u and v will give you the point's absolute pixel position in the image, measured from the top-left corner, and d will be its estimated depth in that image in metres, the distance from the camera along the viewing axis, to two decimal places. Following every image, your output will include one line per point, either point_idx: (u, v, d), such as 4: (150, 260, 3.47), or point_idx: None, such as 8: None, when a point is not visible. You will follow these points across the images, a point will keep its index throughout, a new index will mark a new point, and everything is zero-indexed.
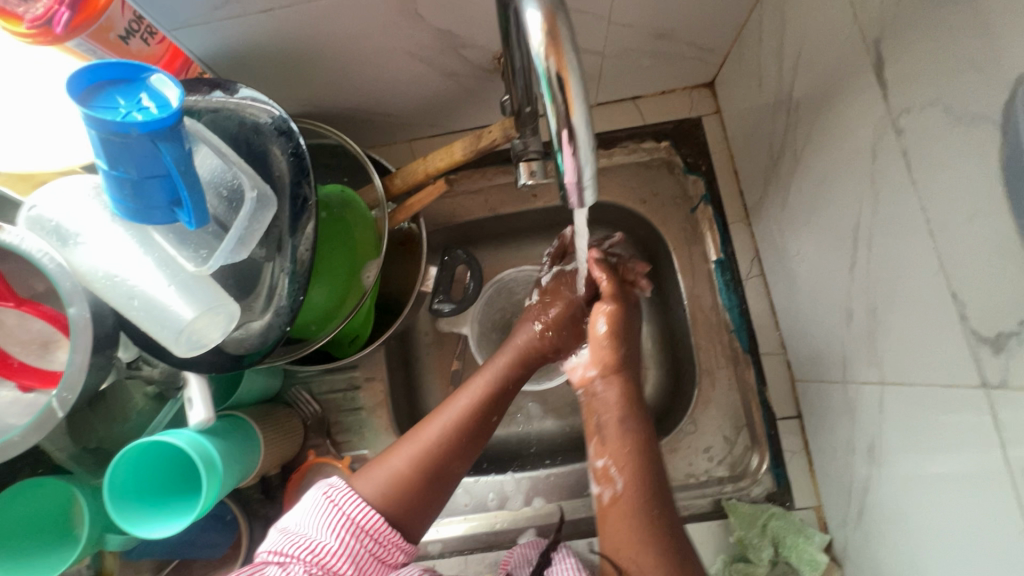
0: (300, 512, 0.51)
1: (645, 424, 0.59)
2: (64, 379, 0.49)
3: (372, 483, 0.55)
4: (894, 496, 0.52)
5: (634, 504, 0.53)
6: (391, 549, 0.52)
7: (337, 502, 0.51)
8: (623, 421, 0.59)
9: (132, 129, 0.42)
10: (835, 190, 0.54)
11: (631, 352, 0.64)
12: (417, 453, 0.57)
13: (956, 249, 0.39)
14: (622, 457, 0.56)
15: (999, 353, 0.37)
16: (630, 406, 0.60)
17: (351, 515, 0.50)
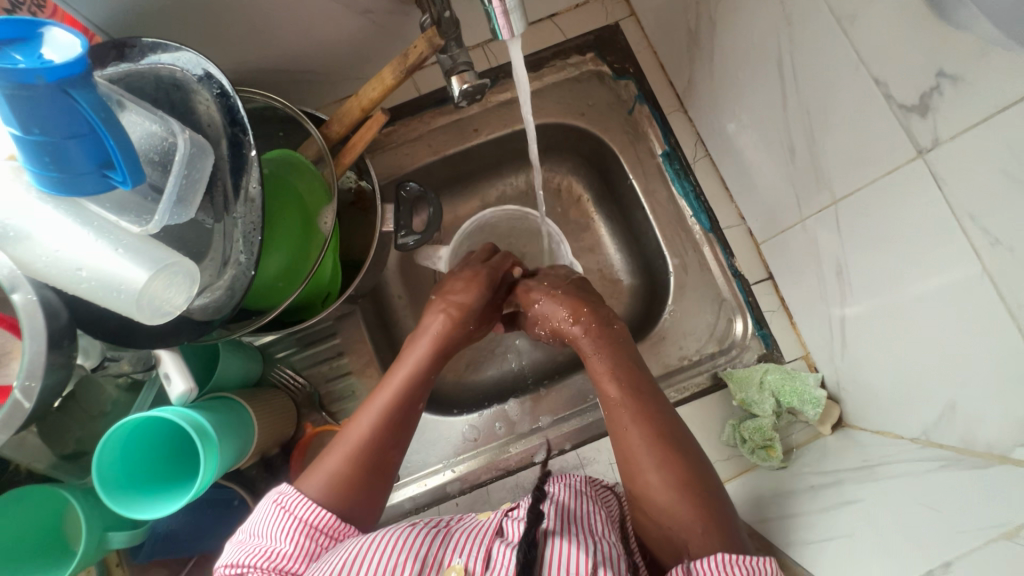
0: (254, 521, 0.49)
1: (660, 415, 0.57)
2: (23, 367, 0.46)
3: (311, 486, 0.52)
4: (868, 307, 0.55)
5: (669, 505, 0.51)
6: (348, 549, 0.49)
7: (289, 507, 0.49)
8: (633, 423, 0.56)
9: (37, 78, 0.40)
10: (755, 39, 0.57)
11: (619, 353, 0.62)
12: (353, 444, 0.55)
13: (870, 35, 0.42)
14: (644, 458, 0.54)
15: (927, 115, 0.40)
16: (637, 400, 0.57)
17: (304, 518, 0.48)
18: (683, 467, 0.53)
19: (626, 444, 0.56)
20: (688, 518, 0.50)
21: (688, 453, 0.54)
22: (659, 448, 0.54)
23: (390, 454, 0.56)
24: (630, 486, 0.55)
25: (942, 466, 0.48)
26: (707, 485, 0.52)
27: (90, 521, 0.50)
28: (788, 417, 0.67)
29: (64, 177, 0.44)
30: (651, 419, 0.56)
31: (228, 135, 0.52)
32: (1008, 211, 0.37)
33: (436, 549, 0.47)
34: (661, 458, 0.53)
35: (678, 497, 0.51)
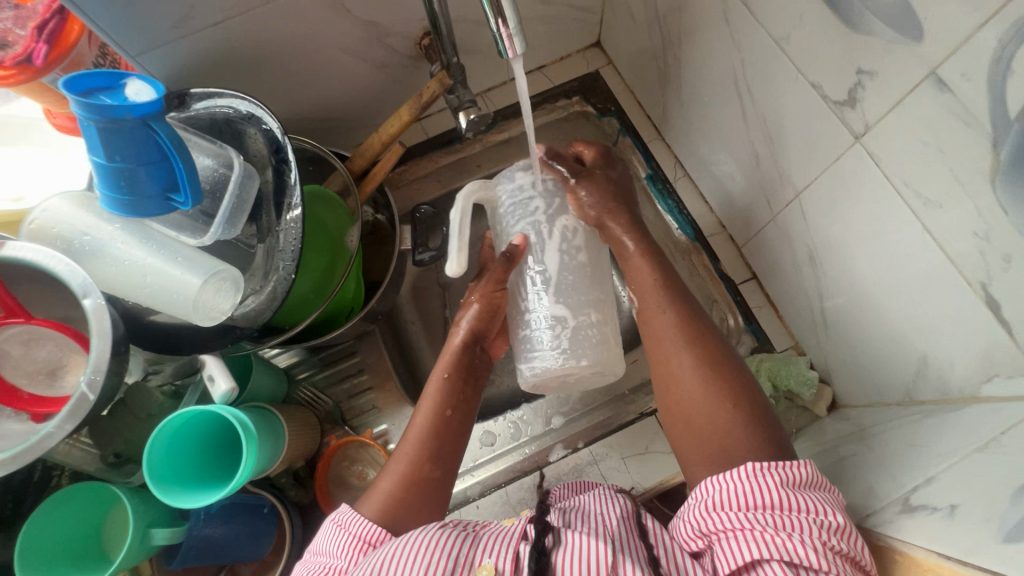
0: (320, 541, 0.52)
1: (688, 303, 0.60)
2: (90, 363, 0.51)
3: (370, 508, 0.54)
4: (838, 284, 0.62)
5: (691, 388, 0.54)
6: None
7: (346, 525, 0.51)
8: (661, 308, 0.59)
9: (126, 113, 0.49)
10: (714, 67, 0.67)
11: (659, 262, 0.63)
12: (406, 473, 0.56)
13: (802, 49, 0.52)
14: (667, 340, 0.57)
15: (856, 106, 0.49)
16: (664, 291, 0.60)
17: (361, 535, 0.50)
18: (709, 357, 0.55)
19: (655, 328, 0.59)
20: (712, 402, 0.53)
21: (725, 352, 0.56)
22: (684, 331, 0.57)
23: (430, 470, 0.56)
24: (654, 369, 0.58)
25: (926, 415, 0.52)
26: (729, 369, 0.54)
27: (138, 516, 0.53)
28: (785, 402, 0.72)
29: (135, 199, 0.52)
30: (681, 308, 0.59)
31: (273, 162, 0.60)
32: (931, 173, 0.44)
33: (466, 550, 0.46)
34: (686, 342, 0.56)
35: (700, 377, 0.54)
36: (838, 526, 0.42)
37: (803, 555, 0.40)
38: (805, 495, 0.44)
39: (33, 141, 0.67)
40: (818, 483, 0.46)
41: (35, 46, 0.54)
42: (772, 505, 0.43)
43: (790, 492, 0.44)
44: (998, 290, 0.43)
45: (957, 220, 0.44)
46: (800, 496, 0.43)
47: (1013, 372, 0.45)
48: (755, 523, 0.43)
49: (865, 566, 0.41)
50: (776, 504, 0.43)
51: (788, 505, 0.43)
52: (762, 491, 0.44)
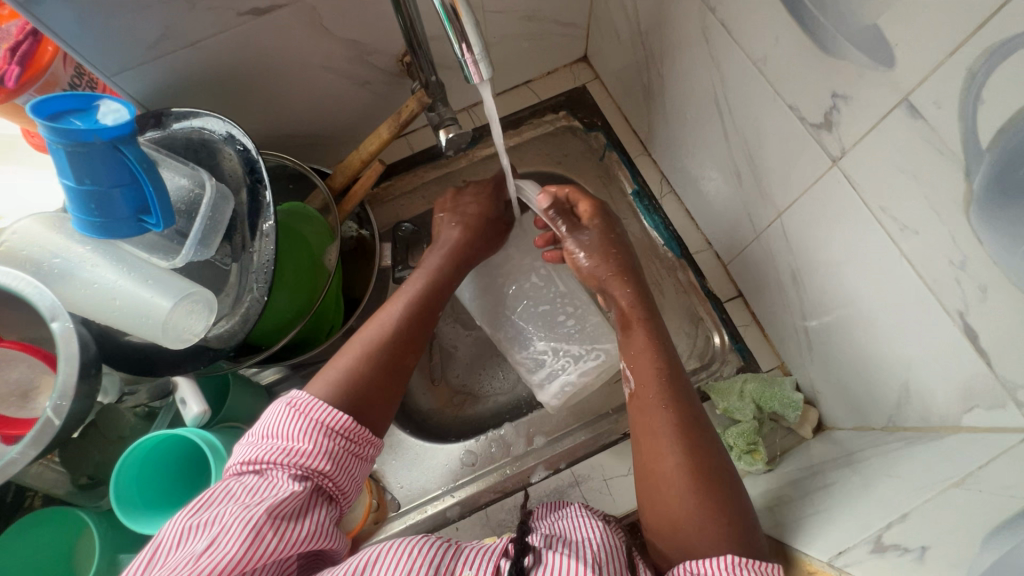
0: (267, 424, 0.52)
1: (690, 406, 0.58)
2: (56, 388, 0.50)
3: (339, 372, 0.59)
4: (821, 305, 0.61)
5: (676, 492, 0.52)
6: (363, 443, 0.54)
7: (304, 411, 0.52)
8: (662, 408, 0.58)
9: (94, 137, 0.48)
10: (696, 84, 0.66)
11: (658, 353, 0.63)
12: (378, 342, 0.62)
13: (778, 70, 0.51)
14: (661, 439, 0.56)
15: (832, 130, 0.48)
16: (667, 392, 0.59)
17: (319, 419, 0.52)
18: (703, 462, 0.53)
19: (649, 419, 0.58)
20: (695, 513, 0.51)
21: (717, 458, 0.54)
22: (681, 435, 0.55)
23: (408, 359, 0.63)
24: (643, 464, 0.56)
25: (908, 443, 0.51)
26: (720, 480, 0.53)
27: (104, 542, 0.53)
28: (770, 423, 0.70)
29: (105, 221, 0.51)
30: (682, 411, 0.57)
31: (247, 183, 0.59)
32: (907, 200, 0.43)
33: (445, 560, 0.45)
34: (679, 445, 0.55)
35: (688, 486, 0.52)
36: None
37: None
38: None
39: (13, 160, 0.67)
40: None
41: (8, 67, 0.54)
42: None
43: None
44: (976, 319, 0.42)
45: (933, 246, 0.43)
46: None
47: (992, 404, 0.43)
48: None
49: None
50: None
51: None
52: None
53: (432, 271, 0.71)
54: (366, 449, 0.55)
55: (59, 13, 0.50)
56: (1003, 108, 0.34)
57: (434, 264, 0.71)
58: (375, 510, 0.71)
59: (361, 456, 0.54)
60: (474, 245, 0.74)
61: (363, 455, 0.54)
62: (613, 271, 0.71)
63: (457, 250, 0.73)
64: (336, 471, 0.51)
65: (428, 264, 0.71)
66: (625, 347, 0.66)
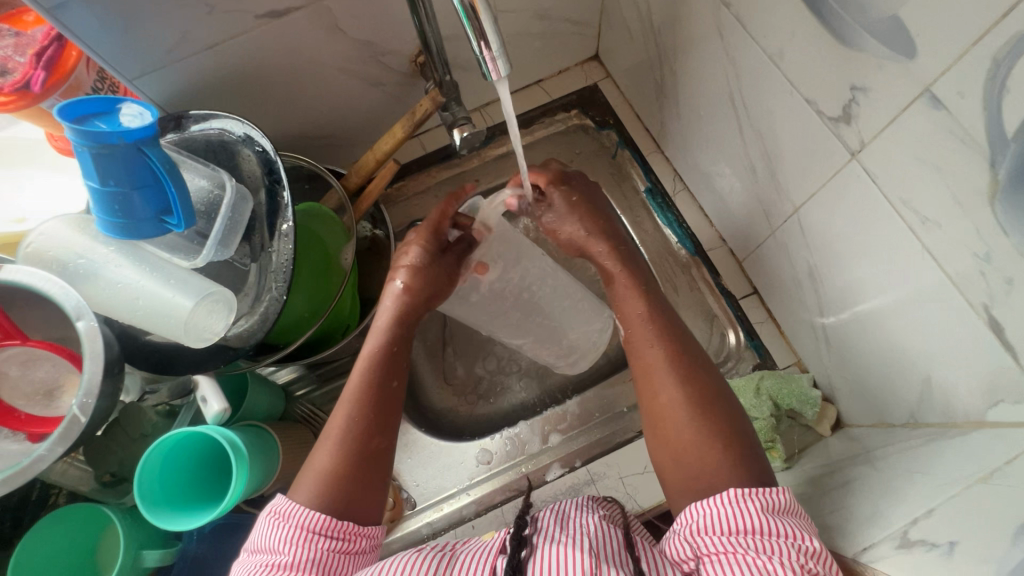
0: (255, 538, 0.50)
1: (683, 340, 0.60)
2: (82, 385, 0.51)
3: (304, 487, 0.54)
4: (839, 300, 0.60)
5: (680, 421, 0.54)
6: (353, 537, 0.51)
7: (285, 515, 0.50)
8: (655, 342, 0.60)
9: (119, 139, 0.49)
10: (710, 80, 0.66)
11: (653, 295, 0.64)
12: (345, 437, 0.56)
13: (795, 63, 0.51)
14: (659, 375, 0.58)
15: (851, 123, 0.47)
16: (662, 331, 0.60)
17: (302, 524, 0.49)
18: (701, 393, 0.55)
19: (647, 360, 0.59)
20: (700, 438, 0.52)
21: (715, 387, 0.56)
22: (678, 366, 0.57)
23: (377, 442, 0.57)
24: (645, 403, 0.58)
25: (930, 439, 0.51)
26: (719, 408, 0.54)
27: (128, 538, 0.54)
28: (787, 421, 0.69)
29: (129, 222, 0.52)
30: (678, 345, 0.59)
31: (266, 183, 0.60)
32: (929, 193, 0.43)
33: (441, 569, 0.46)
34: (677, 375, 0.57)
35: (690, 412, 0.54)
36: (816, 551, 0.43)
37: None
38: (782, 520, 0.45)
39: (38, 163, 0.68)
40: (794, 510, 0.47)
41: (34, 72, 0.55)
42: (755, 529, 0.44)
43: (770, 517, 0.45)
44: (1001, 313, 0.41)
45: (956, 238, 0.42)
46: (781, 522, 0.44)
47: (1018, 399, 0.43)
48: (739, 547, 0.43)
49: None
50: (758, 528, 0.44)
51: (768, 530, 0.44)
52: (745, 516, 0.45)
53: (382, 335, 0.62)
54: (357, 543, 0.51)
55: (84, 18, 0.51)
56: None
57: (383, 328, 0.63)
58: (392, 509, 0.71)
59: (353, 552, 0.51)
60: (434, 274, 0.65)
61: (354, 550, 0.51)
62: (585, 235, 0.68)
63: (418, 273, 0.64)
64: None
65: (377, 332, 0.63)
66: (613, 300, 0.66)
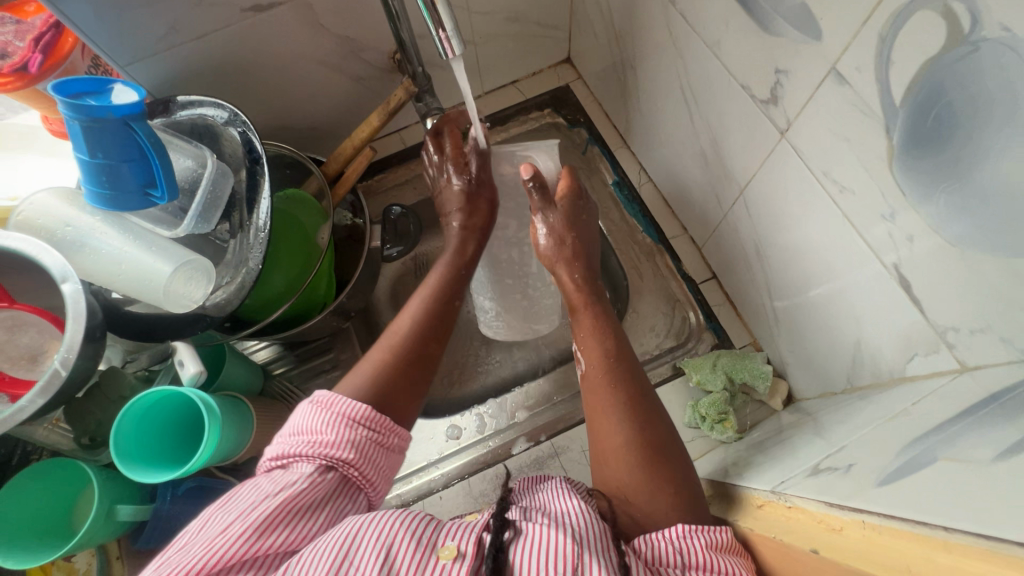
0: (296, 419, 0.52)
1: (636, 380, 0.58)
2: (63, 343, 0.54)
3: (347, 393, 0.56)
4: (783, 276, 0.64)
5: (626, 468, 0.52)
6: (387, 434, 0.53)
7: (327, 403, 0.52)
8: (607, 386, 0.58)
9: (108, 113, 0.53)
10: (664, 75, 0.71)
11: (612, 333, 0.63)
12: (395, 356, 0.59)
13: (731, 53, 0.55)
14: (610, 418, 0.56)
15: (778, 104, 0.52)
16: (616, 372, 0.59)
17: (343, 412, 0.52)
18: (651, 439, 0.53)
19: (597, 403, 0.57)
20: (645, 489, 0.50)
21: (664, 431, 0.54)
22: (628, 406, 0.56)
23: (429, 351, 0.61)
24: (594, 446, 0.56)
25: (861, 399, 0.54)
26: (666, 456, 0.53)
27: (104, 491, 0.56)
28: (742, 396, 0.73)
29: (114, 194, 0.56)
30: (629, 386, 0.58)
31: (246, 164, 0.63)
32: (844, 163, 0.47)
33: (427, 532, 0.44)
34: (626, 419, 0.55)
35: (634, 455, 0.52)
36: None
37: None
38: (726, 559, 0.44)
39: (33, 148, 0.73)
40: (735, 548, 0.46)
41: (32, 55, 0.59)
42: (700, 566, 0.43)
43: (717, 555, 0.44)
44: (909, 270, 0.45)
45: (867, 203, 0.47)
46: (723, 559, 0.44)
47: (929, 350, 0.46)
48: None
49: None
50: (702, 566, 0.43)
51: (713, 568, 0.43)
52: (693, 552, 0.44)
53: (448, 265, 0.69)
54: (391, 439, 0.54)
55: (80, 7, 0.56)
56: (910, 67, 0.38)
57: (416, 310, 0.64)
58: None
59: (387, 445, 0.53)
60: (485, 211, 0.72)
61: (389, 445, 0.54)
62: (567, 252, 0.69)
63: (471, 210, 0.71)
64: (362, 462, 0.50)
65: (411, 313, 0.64)
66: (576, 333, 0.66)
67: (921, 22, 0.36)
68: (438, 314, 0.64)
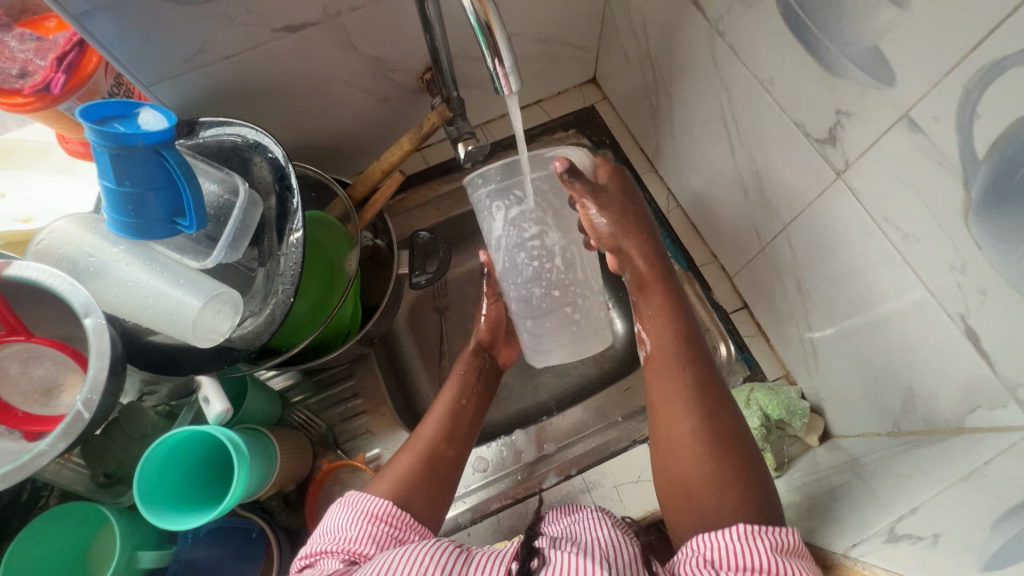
0: (326, 522, 0.53)
1: (705, 367, 0.58)
2: (86, 382, 0.52)
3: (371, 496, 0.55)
4: (826, 313, 0.63)
5: (691, 456, 0.52)
6: (411, 529, 0.52)
7: (354, 502, 0.52)
8: (673, 369, 0.58)
9: (138, 141, 0.51)
10: (704, 103, 0.70)
11: (676, 314, 0.62)
12: (414, 463, 0.58)
13: (785, 89, 0.54)
14: (676, 403, 0.55)
15: (836, 145, 0.51)
16: (682, 355, 0.58)
17: (368, 509, 0.52)
18: (718, 428, 0.53)
19: (661, 385, 0.57)
20: (710, 479, 0.51)
21: (732, 422, 0.54)
22: (695, 399, 0.55)
23: (443, 449, 0.61)
24: (656, 428, 0.57)
25: (914, 446, 0.53)
26: (733, 447, 0.52)
27: (123, 539, 0.53)
28: (777, 432, 0.71)
29: (141, 223, 0.53)
30: (691, 373, 0.57)
31: (277, 190, 0.61)
32: (909, 210, 0.46)
33: (458, 565, 0.44)
34: (693, 405, 0.55)
35: (698, 445, 0.52)
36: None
37: None
38: (790, 561, 0.44)
39: (44, 165, 0.69)
40: (800, 549, 0.46)
41: (54, 75, 0.57)
42: (760, 569, 0.43)
43: (778, 558, 0.44)
44: (977, 321, 0.44)
45: (935, 252, 0.45)
46: (789, 563, 0.44)
47: (994, 404, 0.45)
48: None
49: None
50: (763, 567, 0.44)
51: (773, 569, 0.43)
52: (751, 554, 0.44)
53: (454, 388, 0.67)
54: (415, 535, 0.52)
55: (107, 27, 0.53)
56: (998, 123, 0.37)
57: (434, 416, 0.64)
58: None
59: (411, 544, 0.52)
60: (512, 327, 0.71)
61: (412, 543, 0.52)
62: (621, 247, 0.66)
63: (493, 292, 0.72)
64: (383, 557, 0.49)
65: (438, 409, 0.65)
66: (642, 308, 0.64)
67: (1018, 77, 0.35)
68: (458, 420, 0.64)
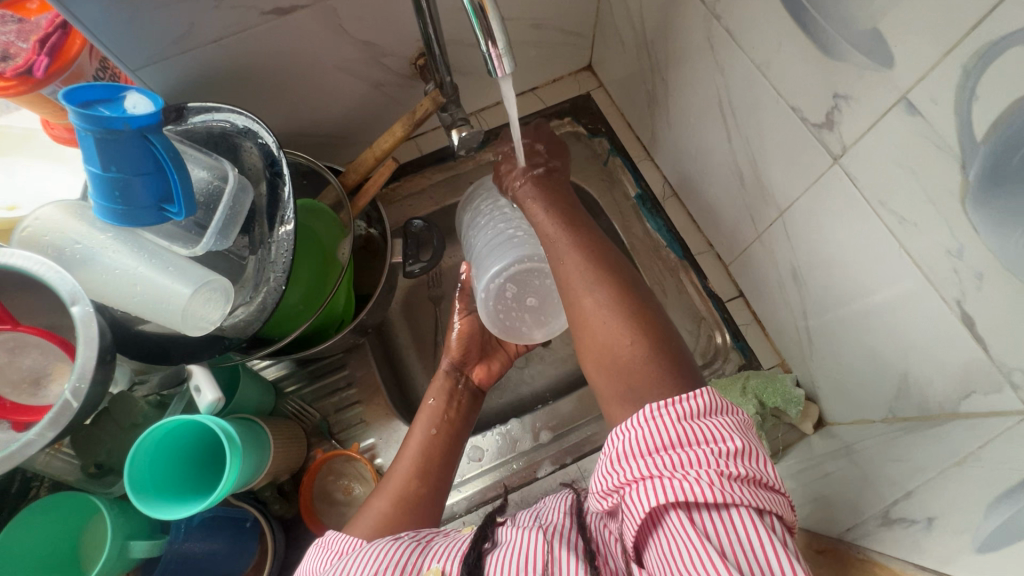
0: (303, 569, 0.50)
1: (606, 254, 0.61)
2: (74, 371, 0.51)
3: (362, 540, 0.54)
4: (820, 300, 0.63)
5: (602, 323, 0.55)
6: None
7: (329, 542, 0.49)
8: (574, 258, 0.61)
9: (123, 125, 0.50)
10: (701, 88, 0.69)
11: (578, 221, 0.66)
12: (392, 507, 0.57)
13: (781, 73, 0.54)
14: (581, 285, 0.59)
15: (833, 129, 0.50)
16: (580, 244, 0.62)
17: (341, 548, 0.48)
18: (621, 296, 0.57)
19: (566, 273, 0.60)
20: (622, 337, 0.53)
21: (637, 293, 0.57)
22: (598, 277, 0.58)
23: (417, 488, 0.60)
24: (570, 318, 0.59)
25: (908, 432, 0.53)
26: (640, 310, 0.56)
27: (115, 528, 0.53)
28: (772, 419, 0.72)
29: (128, 210, 0.52)
30: (606, 284, 0.58)
31: (267, 176, 0.60)
32: (905, 195, 0.46)
33: (413, 558, 0.44)
34: (596, 282, 0.58)
35: (606, 311, 0.55)
36: (736, 450, 0.41)
37: (704, 491, 0.38)
38: (704, 425, 0.42)
39: (30, 153, 0.68)
40: (720, 407, 0.45)
41: (37, 58, 0.56)
42: (674, 443, 0.42)
43: (689, 424, 0.43)
44: (972, 307, 0.44)
45: (931, 237, 0.45)
46: (699, 427, 0.42)
47: (989, 390, 0.45)
48: (662, 469, 0.41)
49: (769, 484, 0.40)
50: (677, 441, 0.42)
51: (688, 440, 0.42)
52: (663, 430, 0.42)
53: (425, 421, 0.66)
54: None
55: (90, 8, 0.52)
56: (996, 105, 0.36)
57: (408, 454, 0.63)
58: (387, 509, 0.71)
59: None
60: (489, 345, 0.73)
61: None
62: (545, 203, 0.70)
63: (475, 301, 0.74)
64: None
65: (412, 446, 0.64)
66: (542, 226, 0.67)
67: (1018, 57, 0.34)
68: (431, 453, 0.63)
